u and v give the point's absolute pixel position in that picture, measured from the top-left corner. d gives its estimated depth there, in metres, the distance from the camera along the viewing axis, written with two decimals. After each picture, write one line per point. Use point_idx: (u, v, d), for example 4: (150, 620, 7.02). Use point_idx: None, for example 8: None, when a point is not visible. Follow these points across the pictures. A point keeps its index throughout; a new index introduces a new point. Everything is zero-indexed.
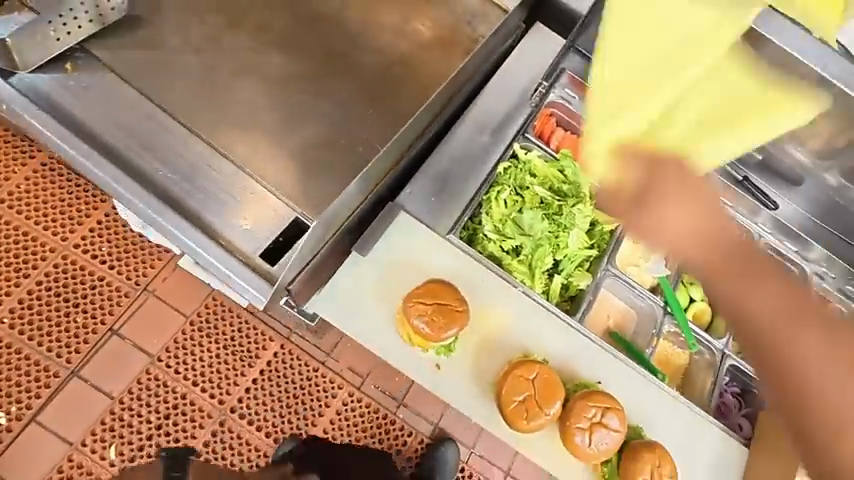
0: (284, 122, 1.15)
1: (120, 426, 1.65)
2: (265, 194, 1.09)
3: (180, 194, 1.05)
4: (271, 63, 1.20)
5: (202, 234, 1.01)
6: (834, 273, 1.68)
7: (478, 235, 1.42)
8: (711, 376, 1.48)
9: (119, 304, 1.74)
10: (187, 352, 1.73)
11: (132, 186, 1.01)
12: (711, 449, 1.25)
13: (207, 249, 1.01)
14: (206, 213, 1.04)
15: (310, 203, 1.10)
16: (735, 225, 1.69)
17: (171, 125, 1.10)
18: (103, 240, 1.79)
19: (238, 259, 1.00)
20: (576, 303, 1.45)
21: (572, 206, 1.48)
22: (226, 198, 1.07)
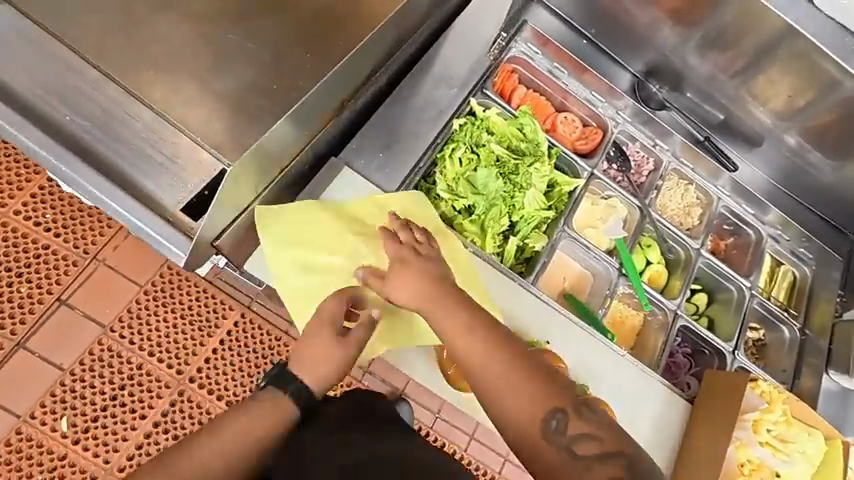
0: (209, 64, 1.04)
1: (71, 398, 1.58)
2: (187, 142, 0.99)
3: (98, 147, 0.98)
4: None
5: (131, 195, 0.96)
6: (788, 235, 1.70)
7: (430, 195, 1.36)
8: (663, 336, 1.49)
9: (67, 273, 1.65)
10: (143, 322, 1.67)
11: (46, 140, 0.94)
12: (659, 403, 1.25)
13: (131, 206, 0.96)
14: (124, 165, 0.98)
15: (234, 151, 0.99)
16: (695, 188, 1.68)
17: (81, 68, 0.99)
18: (48, 207, 1.69)
19: (155, 214, 0.96)
20: (531, 265, 1.42)
21: (530, 166, 1.44)
22: (146, 148, 0.99)
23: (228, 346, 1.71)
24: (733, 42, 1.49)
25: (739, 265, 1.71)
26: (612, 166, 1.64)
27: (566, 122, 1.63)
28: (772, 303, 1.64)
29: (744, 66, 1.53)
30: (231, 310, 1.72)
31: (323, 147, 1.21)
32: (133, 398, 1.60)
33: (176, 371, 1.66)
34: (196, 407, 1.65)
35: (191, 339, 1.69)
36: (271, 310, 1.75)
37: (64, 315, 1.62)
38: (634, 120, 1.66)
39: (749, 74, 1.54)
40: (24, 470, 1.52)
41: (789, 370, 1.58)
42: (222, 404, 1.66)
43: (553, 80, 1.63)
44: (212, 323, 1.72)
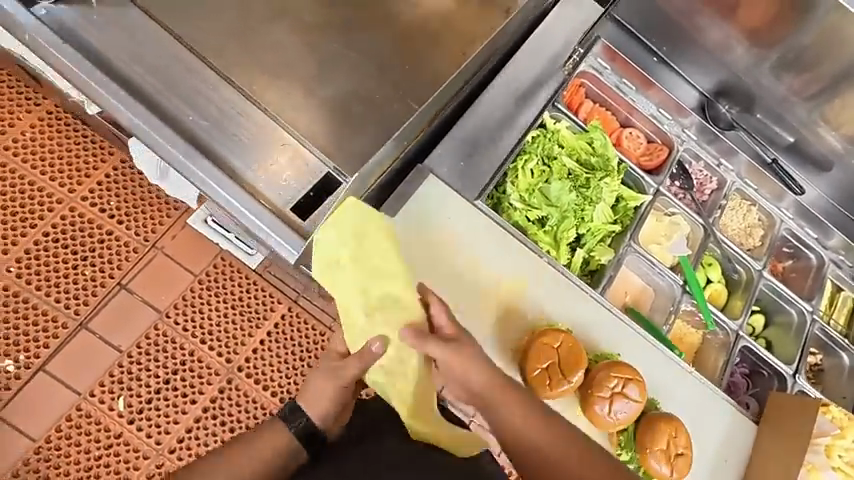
0: (317, 72, 1.11)
1: (127, 379, 1.65)
2: (296, 146, 1.06)
3: (212, 142, 1.01)
4: (305, 10, 1.15)
5: (239, 186, 0.98)
6: (850, 261, 1.69)
7: (503, 204, 1.39)
8: (723, 355, 1.50)
9: (128, 259, 1.71)
10: (198, 310, 1.73)
11: (165, 132, 0.98)
12: (725, 423, 1.26)
13: (243, 199, 0.97)
14: (238, 162, 1.01)
15: (340, 155, 1.07)
16: (757, 209, 1.67)
17: (200, 68, 1.06)
18: (111, 194, 1.73)
19: (266, 208, 0.98)
20: (596, 277, 1.45)
21: (600, 180, 1.46)
22: (256, 147, 1.03)
23: (275, 338, 1.76)
24: (810, 66, 1.49)
25: (800, 287, 1.69)
26: (676, 182, 1.64)
27: (631, 137, 1.64)
28: (833, 329, 1.62)
29: (819, 91, 1.53)
30: (281, 303, 1.77)
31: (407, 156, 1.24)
32: (185, 383, 1.67)
33: (225, 358, 1.72)
34: (242, 395, 1.71)
35: (241, 329, 1.75)
36: (318, 305, 1.80)
37: (124, 300, 1.68)
38: (699, 139, 1.67)
39: (823, 98, 1.54)
40: (82, 445, 1.59)
41: (849, 397, 1.59)
42: (267, 391, 1.72)
43: (619, 95, 1.64)
44: (259, 314, 1.77)
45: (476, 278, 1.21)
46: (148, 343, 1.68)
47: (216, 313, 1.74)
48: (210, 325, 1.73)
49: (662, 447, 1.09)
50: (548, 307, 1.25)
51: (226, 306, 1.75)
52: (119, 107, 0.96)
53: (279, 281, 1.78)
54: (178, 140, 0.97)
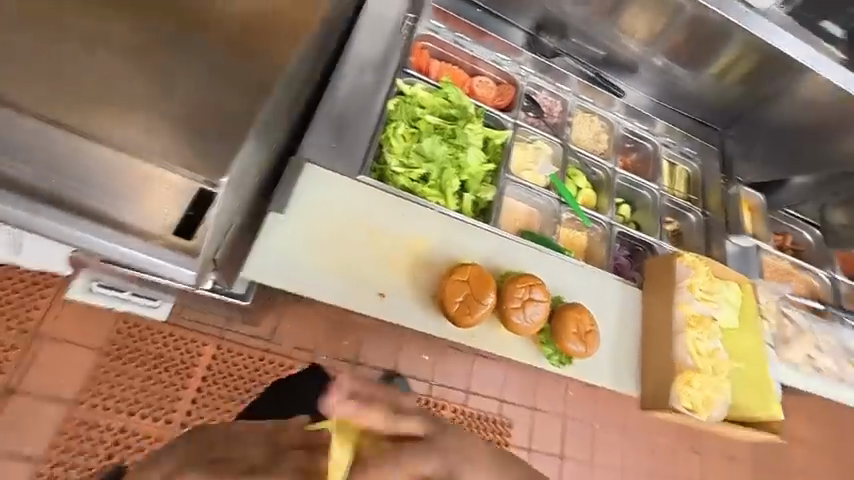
0: (149, 91, 1.04)
1: None
2: (156, 171, 1.01)
3: (68, 193, 0.99)
4: (119, 26, 1.05)
5: (114, 230, 1.00)
6: (675, 140, 2.07)
7: (387, 173, 1.48)
8: (606, 246, 1.76)
9: None
10: (217, 360, 1.25)
11: (18, 199, 0.96)
12: (617, 296, 1.51)
13: (122, 240, 1.00)
14: (99, 205, 1.00)
15: (205, 168, 1.03)
16: (598, 118, 1.99)
17: (17, 120, 0.96)
18: None
19: (147, 242, 1.01)
20: (488, 214, 1.60)
21: (464, 127, 1.61)
22: (114, 186, 1.00)
23: None
24: None
25: (645, 172, 2.04)
26: (529, 114, 1.89)
27: (482, 85, 1.84)
28: (677, 198, 1.99)
29: (612, 8, 1.80)
30: None
31: (281, 149, 1.28)
32: None
33: None
34: None
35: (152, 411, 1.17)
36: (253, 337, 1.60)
37: (49, 357, 1.14)
38: (537, 71, 1.91)
39: (617, 14, 1.81)
40: None
41: (702, 245, 1.93)
42: None
43: (460, 49, 1.82)
44: None
45: (377, 245, 1.28)
46: (116, 390, 1.17)
47: (117, 384, 1.17)
48: (212, 383, 1.25)
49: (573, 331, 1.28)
50: (450, 252, 1.36)
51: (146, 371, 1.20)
52: None
53: None
54: (33, 202, 0.97)
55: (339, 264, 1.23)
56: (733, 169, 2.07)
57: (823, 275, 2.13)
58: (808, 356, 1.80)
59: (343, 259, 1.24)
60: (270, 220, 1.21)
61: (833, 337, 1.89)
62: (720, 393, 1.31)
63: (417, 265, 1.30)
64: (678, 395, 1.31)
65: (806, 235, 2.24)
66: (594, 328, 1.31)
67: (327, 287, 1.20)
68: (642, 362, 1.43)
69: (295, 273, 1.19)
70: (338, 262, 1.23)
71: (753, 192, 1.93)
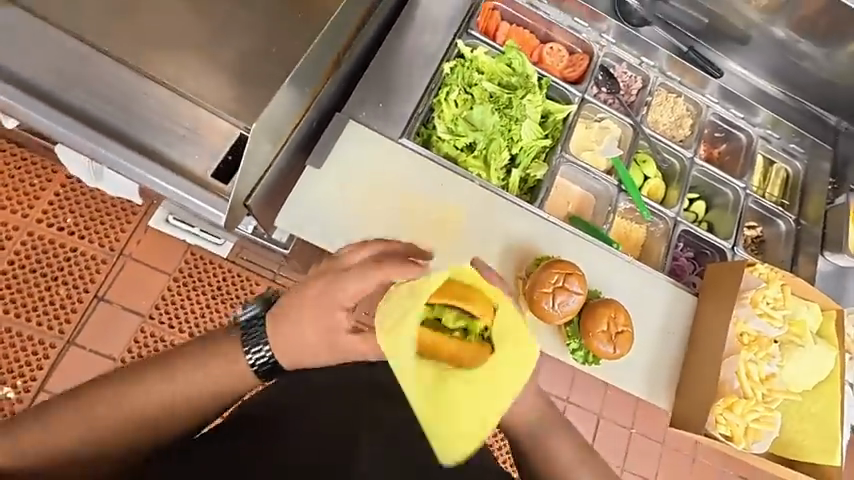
0: (209, 39, 1.07)
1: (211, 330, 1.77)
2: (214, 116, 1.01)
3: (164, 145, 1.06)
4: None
5: (186, 178, 1.05)
6: (779, 134, 1.77)
7: (432, 138, 1.42)
8: (665, 243, 1.59)
9: (126, 225, 1.76)
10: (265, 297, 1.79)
11: (114, 146, 1.04)
12: (665, 298, 1.36)
13: (179, 184, 1.05)
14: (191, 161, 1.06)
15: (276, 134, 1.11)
16: (684, 100, 1.75)
17: (102, 63, 1.04)
18: (88, 198, 1.77)
19: (193, 183, 1.05)
20: (534, 193, 1.51)
21: (522, 98, 1.49)
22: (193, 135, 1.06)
23: None
24: None
25: (732, 168, 1.79)
26: (602, 89, 1.70)
27: (553, 53, 1.69)
28: (767, 201, 1.72)
29: None
30: (258, 289, 1.81)
31: (334, 98, 1.30)
32: None
33: None
34: None
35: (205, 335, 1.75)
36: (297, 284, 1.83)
37: (104, 312, 1.70)
38: (619, 41, 1.72)
39: None
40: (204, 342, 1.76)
41: (787, 259, 1.67)
42: None
43: (535, 12, 1.68)
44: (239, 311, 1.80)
45: (410, 214, 1.27)
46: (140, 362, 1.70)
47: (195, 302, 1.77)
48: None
49: (613, 325, 1.19)
50: (480, 236, 1.30)
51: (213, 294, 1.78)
52: (64, 133, 1.03)
53: (255, 261, 1.82)
54: (129, 152, 1.04)
55: (367, 225, 1.23)
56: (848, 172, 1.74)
57: None
58: None
59: (371, 219, 1.24)
60: (307, 176, 1.23)
61: None
62: (767, 426, 1.16)
63: (447, 236, 1.28)
64: (713, 420, 1.16)
65: None
66: (627, 332, 1.20)
67: (353, 248, 1.21)
68: (680, 374, 1.30)
69: (324, 226, 1.21)
70: (367, 224, 1.23)
71: None
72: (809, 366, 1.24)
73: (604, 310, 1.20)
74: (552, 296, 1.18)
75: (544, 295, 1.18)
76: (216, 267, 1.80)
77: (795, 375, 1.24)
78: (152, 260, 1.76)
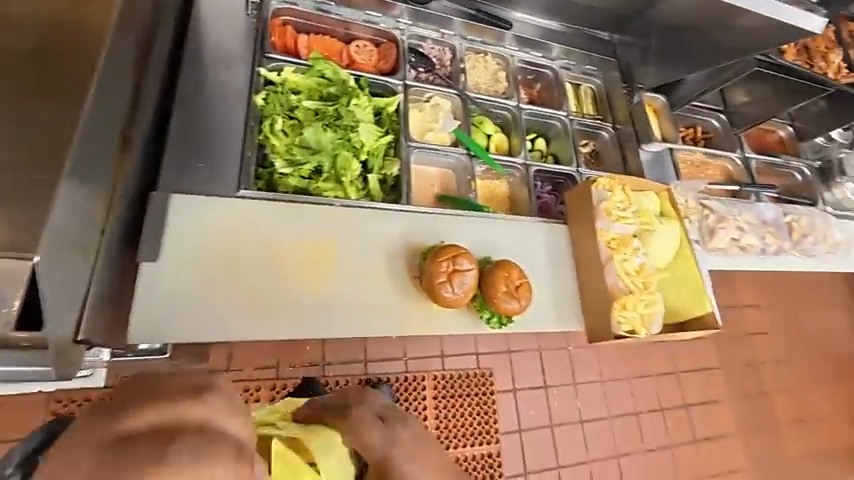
0: None
1: None
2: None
3: None
4: None
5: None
6: (574, 61, 2.02)
7: (275, 177, 1.33)
8: (526, 188, 1.72)
9: None
10: None
11: None
12: (543, 237, 1.48)
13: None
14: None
15: (77, 252, 0.85)
16: (491, 57, 1.89)
17: None
18: None
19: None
20: (399, 189, 1.50)
21: (348, 105, 1.45)
22: None
23: None
24: None
25: (552, 101, 1.99)
26: (419, 69, 1.75)
27: (360, 50, 1.68)
28: (587, 119, 1.96)
29: None
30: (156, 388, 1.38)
31: (142, 177, 1.12)
32: None
33: None
34: None
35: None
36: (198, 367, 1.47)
37: None
38: (415, 21, 1.78)
39: None
40: None
41: (620, 161, 1.93)
42: None
43: (326, 16, 1.65)
44: None
45: (281, 263, 1.18)
46: None
47: None
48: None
49: (512, 282, 1.26)
50: (358, 255, 1.26)
51: None
52: None
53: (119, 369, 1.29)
54: None
55: (239, 295, 1.12)
56: (634, 75, 2.03)
57: (734, 157, 2.22)
58: (731, 239, 1.89)
59: (237, 288, 1.13)
60: (146, 273, 1.08)
61: (753, 215, 1.98)
62: (656, 308, 1.34)
63: (325, 270, 1.21)
64: (616, 322, 1.31)
65: (713, 122, 2.30)
66: (524, 283, 1.28)
67: (234, 324, 1.10)
68: (580, 295, 1.44)
69: (191, 317, 1.07)
70: (234, 296, 1.12)
71: (654, 95, 1.94)
72: (661, 246, 1.47)
73: (500, 272, 1.26)
74: (451, 282, 1.21)
75: (441, 286, 1.20)
76: None
77: (657, 257, 1.46)
78: None
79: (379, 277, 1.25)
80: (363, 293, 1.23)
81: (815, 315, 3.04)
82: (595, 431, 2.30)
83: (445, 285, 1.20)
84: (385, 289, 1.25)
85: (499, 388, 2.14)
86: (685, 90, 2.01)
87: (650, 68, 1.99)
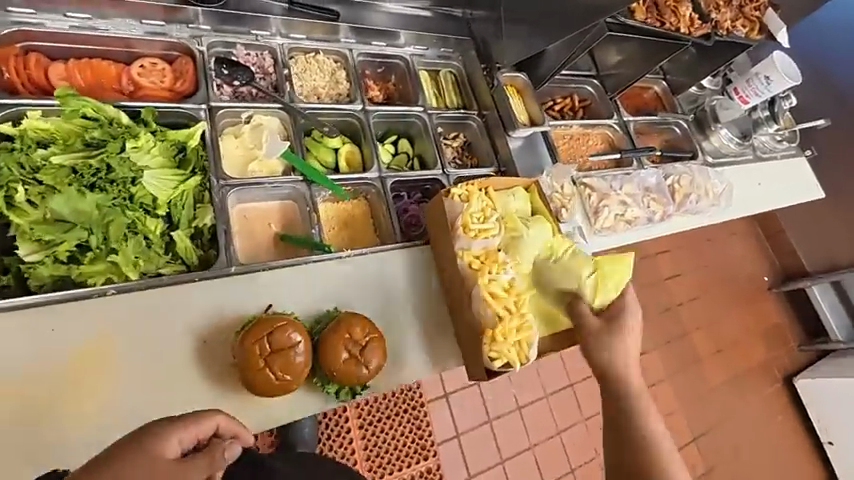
0: None
1: None
2: None
3: None
4: None
5: None
6: (425, 46, 1.79)
7: (23, 269, 1.00)
8: (384, 204, 1.49)
9: None
10: None
11: None
12: (401, 268, 1.28)
13: None
14: None
15: None
16: (324, 54, 1.60)
17: None
18: None
19: None
20: (218, 241, 1.21)
21: (121, 150, 1.13)
22: None
23: None
24: None
25: (408, 95, 1.75)
26: (233, 83, 1.43)
27: (147, 71, 1.34)
28: (449, 111, 1.74)
29: None
30: None
31: None
32: None
33: None
34: None
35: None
36: None
37: None
38: (216, 25, 1.44)
39: None
40: None
41: (490, 153, 1.74)
42: None
43: (89, 34, 1.28)
44: None
45: (30, 393, 0.93)
46: None
47: None
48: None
49: (357, 343, 1.04)
50: (147, 352, 1.01)
51: None
52: None
53: None
54: None
55: None
56: (491, 54, 1.81)
57: (612, 124, 2.11)
58: (617, 216, 1.80)
59: None
60: None
61: (634, 185, 1.90)
62: (532, 331, 1.17)
63: (102, 384, 0.97)
64: (488, 357, 1.14)
65: (588, 88, 2.17)
66: (372, 341, 1.06)
67: None
68: (453, 326, 1.25)
69: None
70: None
71: (513, 74, 1.80)
72: (532, 254, 1.29)
73: (337, 335, 1.04)
74: (274, 366, 0.96)
75: (262, 373, 0.96)
76: None
77: (531, 267, 1.29)
78: None
79: (181, 373, 1.01)
80: (162, 398, 0.99)
81: (720, 250, 3.11)
82: (532, 412, 2.21)
83: (268, 371, 0.96)
84: (192, 386, 1.01)
85: (430, 396, 2.04)
86: (548, 64, 1.85)
87: (506, 45, 1.77)
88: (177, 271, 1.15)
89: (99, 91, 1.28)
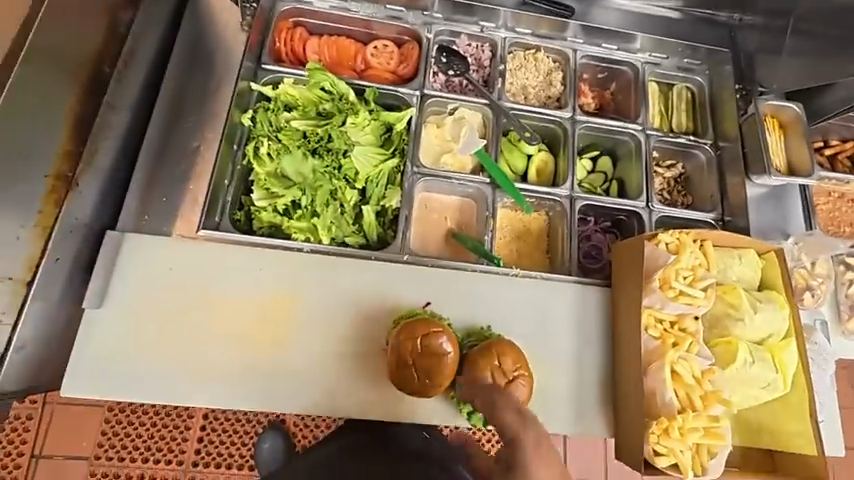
0: None
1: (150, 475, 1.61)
2: None
3: None
4: None
5: None
6: (665, 54, 1.52)
7: (252, 211, 1.19)
8: (566, 226, 1.34)
9: (29, 430, 1.63)
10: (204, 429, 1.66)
11: None
12: (571, 306, 1.13)
13: None
14: None
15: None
16: (545, 52, 1.50)
17: None
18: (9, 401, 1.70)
19: None
20: (396, 225, 1.26)
21: (342, 125, 1.25)
22: None
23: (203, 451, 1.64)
24: None
25: (626, 109, 1.53)
26: (449, 72, 1.45)
27: (378, 52, 1.44)
28: (673, 134, 1.46)
29: None
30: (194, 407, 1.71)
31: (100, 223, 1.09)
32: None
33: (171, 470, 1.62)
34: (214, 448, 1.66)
35: (160, 456, 1.63)
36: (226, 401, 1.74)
37: None
38: (449, 14, 1.46)
39: None
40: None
41: (717, 194, 1.40)
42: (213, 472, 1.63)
43: (342, 15, 1.43)
44: (178, 439, 1.65)
45: (231, 319, 1.05)
46: None
47: (129, 448, 1.63)
48: (210, 442, 1.66)
49: (505, 375, 0.96)
50: (321, 314, 1.08)
51: (145, 438, 1.64)
52: None
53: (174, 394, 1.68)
54: None
55: (179, 354, 1.01)
56: (755, 74, 1.46)
57: None
58: None
59: (182, 349, 1.02)
60: (87, 318, 1.00)
61: None
62: (718, 441, 0.92)
63: (280, 331, 1.06)
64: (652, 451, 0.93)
65: None
66: (519, 377, 0.96)
67: (168, 386, 1.00)
68: (612, 389, 1.07)
69: (126, 375, 0.99)
70: (178, 358, 1.01)
71: (784, 102, 1.37)
72: (751, 350, 0.99)
73: (486, 361, 0.97)
74: (419, 366, 0.96)
75: (407, 367, 0.96)
76: (142, 417, 1.66)
77: (748, 367, 0.98)
78: (68, 437, 1.63)
79: (341, 344, 1.07)
80: (322, 361, 1.05)
81: None
82: None
83: (412, 369, 0.96)
84: (347, 360, 1.06)
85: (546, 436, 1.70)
86: (838, 97, 1.42)
87: (784, 66, 1.40)
88: (358, 242, 1.22)
89: (338, 66, 1.43)
